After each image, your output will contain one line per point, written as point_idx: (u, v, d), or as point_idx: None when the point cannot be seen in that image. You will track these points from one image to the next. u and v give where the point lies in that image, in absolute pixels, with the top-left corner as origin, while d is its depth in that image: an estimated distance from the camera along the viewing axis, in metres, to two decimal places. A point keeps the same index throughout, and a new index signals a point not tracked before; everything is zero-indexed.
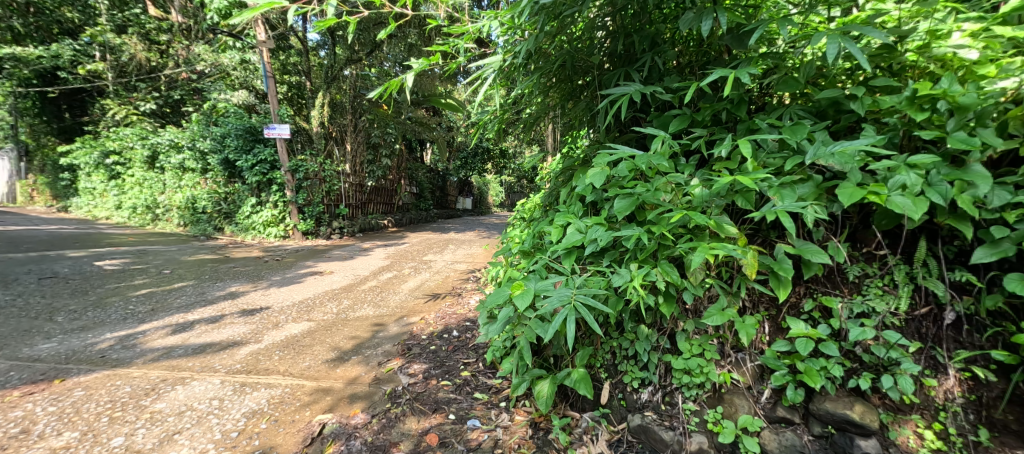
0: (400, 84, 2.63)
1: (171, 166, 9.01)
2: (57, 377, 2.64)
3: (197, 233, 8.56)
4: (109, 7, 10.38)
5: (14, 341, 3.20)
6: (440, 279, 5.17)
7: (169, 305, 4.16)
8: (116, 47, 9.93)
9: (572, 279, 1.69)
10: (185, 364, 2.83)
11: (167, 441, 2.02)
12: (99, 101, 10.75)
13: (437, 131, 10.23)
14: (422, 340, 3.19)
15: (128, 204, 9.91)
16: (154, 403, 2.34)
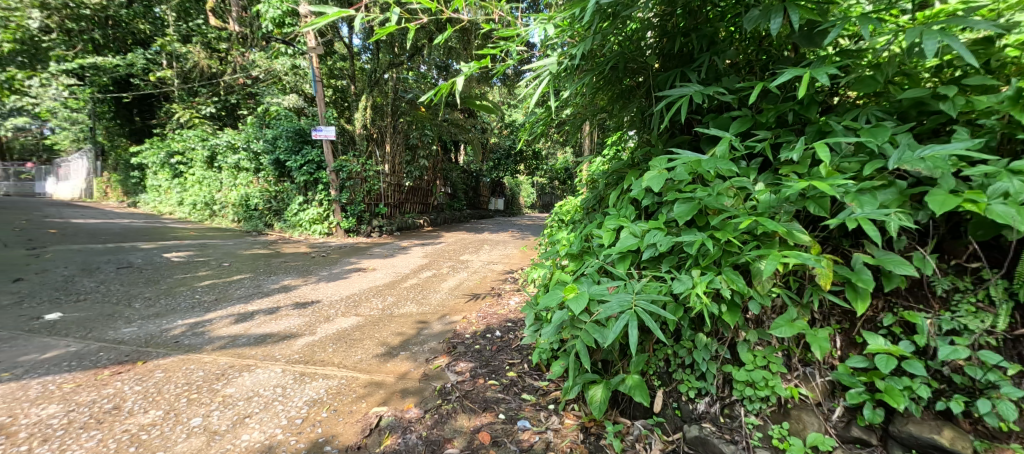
0: (450, 87, 2.65)
1: (228, 166, 9.56)
2: (139, 359, 2.85)
3: (249, 229, 9.04)
4: (176, 18, 11.10)
5: (102, 324, 3.48)
6: (478, 279, 5.22)
7: (230, 295, 4.41)
8: (182, 55, 10.61)
9: (629, 284, 1.68)
10: (249, 352, 2.99)
11: (240, 423, 2.14)
12: (166, 105, 11.60)
13: (472, 133, 10.40)
14: (466, 339, 3.23)
15: (189, 200, 10.59)
16: (226, 388, 2.48)
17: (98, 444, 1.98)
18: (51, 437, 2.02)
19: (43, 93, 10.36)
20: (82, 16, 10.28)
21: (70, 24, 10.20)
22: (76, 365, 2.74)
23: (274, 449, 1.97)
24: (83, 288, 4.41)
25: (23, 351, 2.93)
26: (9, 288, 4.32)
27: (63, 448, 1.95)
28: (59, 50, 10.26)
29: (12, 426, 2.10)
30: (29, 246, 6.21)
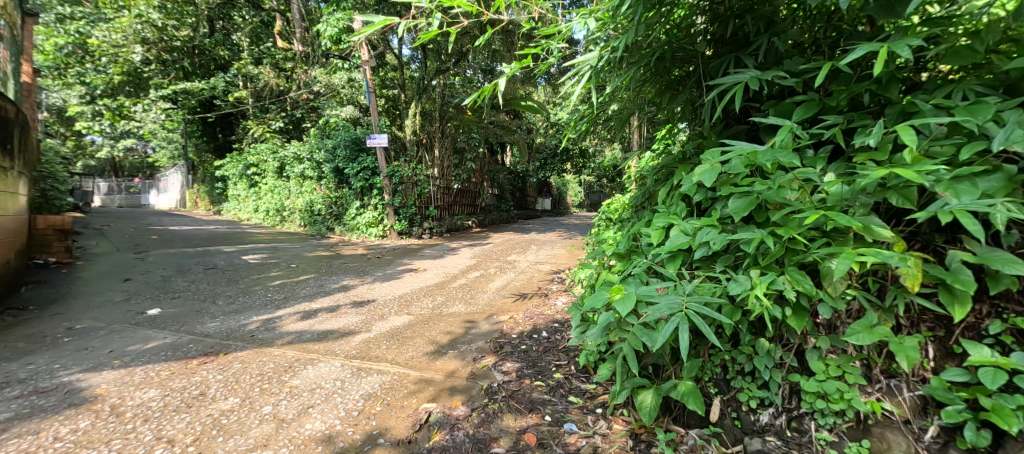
0: (492, 89, 2.64)
1: (295, 175, 10.19)
2: (221, 351, 3.09)
3: (314, 233, 9.59)
4: (248, 43, 12.04)
5: (193, 318, 3.83)
6: (525, 279, 5.19)
7: (297, 293, 4.67)
8: (254, 76, 11.46)
9: (680, 285, 1.59)
10: (313, 347, 3.15)
11: (304, 413, 2.27)
12: (242, 122, 12.58)
13: (518, 134, 10.42)
14: (513, 339, 3.21)
15: (262, 207, 11.43)
16: (292, 380, 2.63)
17: (187, 426, 2.17)
18: (150, 418, 2.24)
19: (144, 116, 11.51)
20: (173, 47, 11.25)
21: (164, 55, 11.27)
22: (172, 354, 3.03)
23: (333, 439, 2.07)
24: (178, 286, 4.88)
25: (130, 341, 3.29)
26: (120, 286, 4.83)
27: (159, 428, 2.16)
28: (157, 79, 11.36)
29: (121, 407, 2.36)
30: (136, 249, 6.95)
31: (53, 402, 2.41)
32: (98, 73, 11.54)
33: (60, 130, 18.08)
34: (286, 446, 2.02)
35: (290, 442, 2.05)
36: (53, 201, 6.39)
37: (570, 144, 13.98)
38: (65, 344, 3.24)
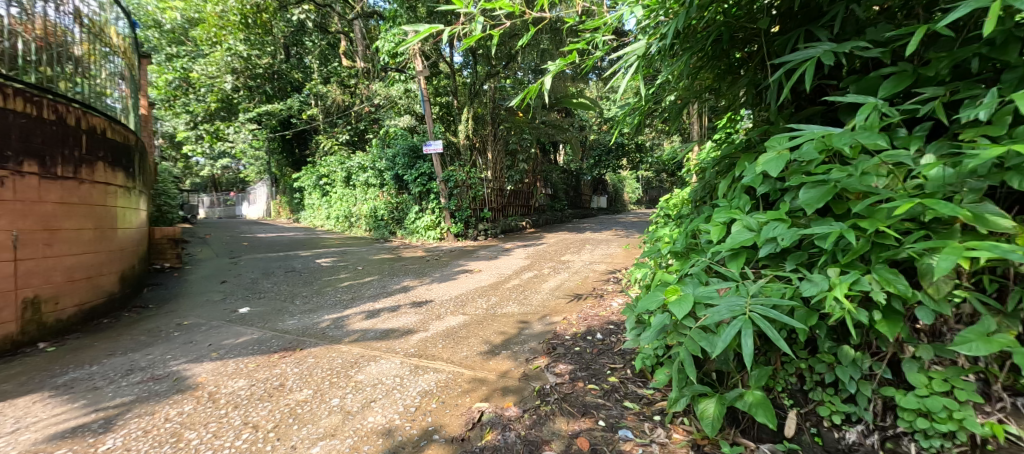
0: (538, 89, 2.57)
1: (360, 183, 10.74)
2: (297, 346, 3.28)
3: (378, 237, 10.05)
4: (318, 64, 12.90)
5: (273, 316, 4.12)
6: (579, 280, 5.07)
7: (362, 294, 4.89)
8: (324, 95, 12.27)
9: (744, 286, 1.46)
10: (375, 345, 3.26)
11: (367, 407, 2.36)
12: (314, 137, 13.49)
13: (571, 132, 10.26)
14: (566, 340, 3.12)
15: (333, 215, 12.16)
16: (357, 375, 2.74)
17: (267, 414, 2.32)
18: (239, 405, 2.43)
19: (237, 138, 12.72)
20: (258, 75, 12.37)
21: (250, 81, 12.38)
22: (259, 348, 3.27)
23: (392, 433, 2.13)
24: (263, 287, 5.28)
25: (225, 336, 3.59)
26: (218, 287, 5.31)
27: (245, 415, 2.33)
28: (245, 104, 12.57)
29: (216, 394, 2.57)
30: (231, 254, 7.63)
31: (165, 388, 2.69)
32: (194, 101, 12.90)
33: (168, 154, 20.48)
34: (351, 437, 2.11)
35: (354, 434, 2.13)
36: (166, 214, 7.21)
37: (624, 140, 13.58)
38: (174, 338, 3.60)
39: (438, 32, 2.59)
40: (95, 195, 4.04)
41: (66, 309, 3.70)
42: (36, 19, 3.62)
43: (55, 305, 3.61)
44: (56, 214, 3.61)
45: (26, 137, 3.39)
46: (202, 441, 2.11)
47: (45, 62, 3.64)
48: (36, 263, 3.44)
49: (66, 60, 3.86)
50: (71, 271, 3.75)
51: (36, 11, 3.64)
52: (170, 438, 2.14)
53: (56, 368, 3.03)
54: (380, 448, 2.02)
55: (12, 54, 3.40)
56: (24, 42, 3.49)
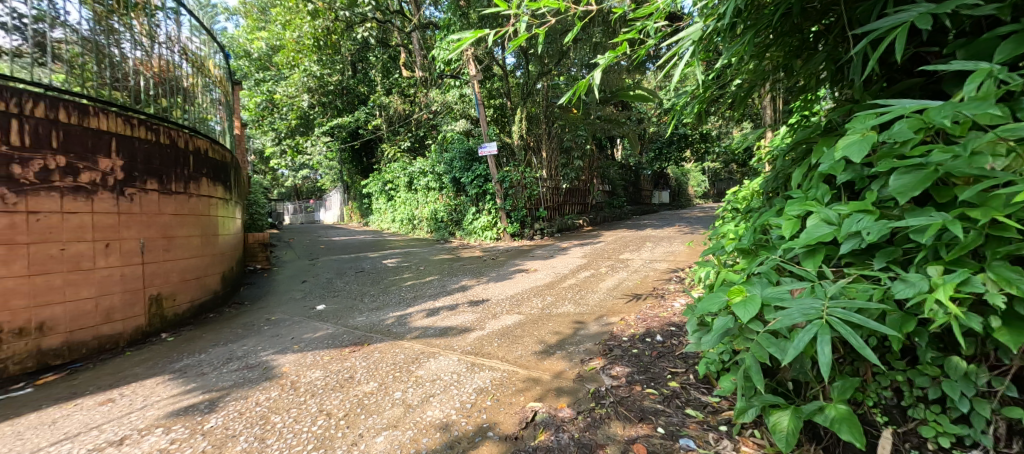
0: (587, 85, 2.47)
1: (421, 187, 11.12)
2: (365, 342, 3.43)
3: (438, 238, 10.33)
4: (381, 76, 13.57)
5: (345, 313, 4.35)
6: (639, 279, 4.87)
7: (423, 293, 5.03)
8: (387, 105, 12.86)
9: (821, 286, 1.31)
10: (435, 342, 3.32)
11: (426, 401, 2.40)
12: (379, 146, 14.20)
13: (628, 125, 9.92)
14: (624, 342, 3.00)
15: (397, 218, 12.69)
16: (418, 370, 2.80)
17: (339, 403, 2.44)
18: (316, 394, 2.57)
19: (314, 150, 13.72)
20: (330, 91, 13.27)
21: (323, 98, 13.31)
22: (333, 342, 3.46)
23: (449, 427, 2.15)
24: (337, 286, 5.60)
25: (306, 330, 3.84)
26: (299, 286, 5.69)
27: (321, 402, 2.47)
28: (320, 118, 13.54)
29: (298, 383, 2.75)
30: (310, 256, 8.22)
31: (257, 376, 2.90)
32: (276, 119, 14.10)
33: (257, 168, 22.65)
34: (411, 429, 2.15)
35: (414, 426, 2.18)
36: (257, 222, 7.96)
37: (688, 131, 12.94)
38: (264, 331, 3.89)
39: (484, 36, 2.57)
40: (201, 205, 4.46)
41: (182, 304, 4.10)
42: (154, 58, 4.07)
43: (174, 301, 4.02)
44: (172, 223, 4.02)
45: (149, 160, 3.80)
46: (285, 424, 2.26)
47: (162, 95, 4.08)
48: (158, 265, 3.85)
49: (177, 92, 4.33)
50: (185, 272, 4.16)
51: (154, 51, 4.09)
52: (260, 420, 2.32)
53: (174, 355, 3.38)
54: (436, 442, 2.04)
55: (137, 90, 3.83)
56: (145, 79, 3.92)
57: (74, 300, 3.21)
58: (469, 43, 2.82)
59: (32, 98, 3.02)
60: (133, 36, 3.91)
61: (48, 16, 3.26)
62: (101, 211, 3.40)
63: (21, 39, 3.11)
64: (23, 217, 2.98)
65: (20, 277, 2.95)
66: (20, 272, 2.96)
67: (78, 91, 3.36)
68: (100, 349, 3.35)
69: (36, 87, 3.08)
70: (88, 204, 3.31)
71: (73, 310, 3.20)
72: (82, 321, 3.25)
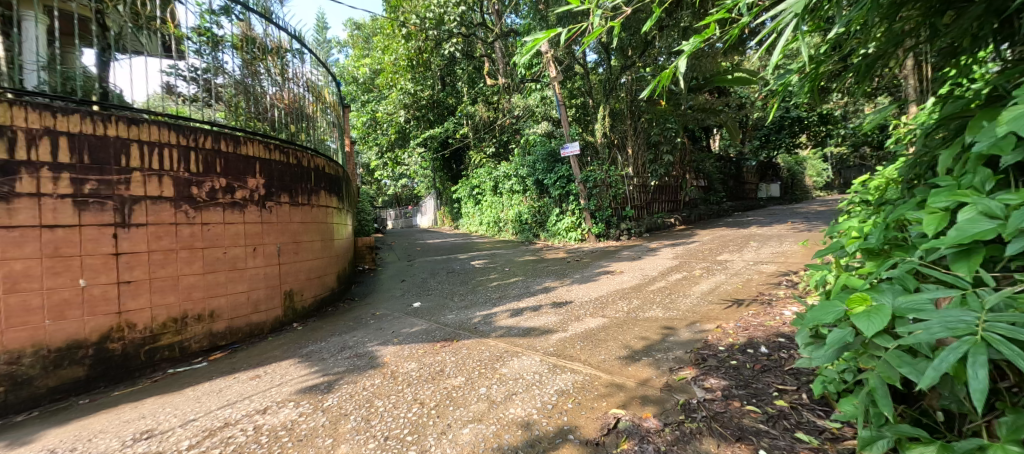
0: (673, 73, 2.26)
1: (506, 190, 11.32)
2: (452, 338, 3.54)
3: (524, 240, 10.41)
4: (467, 87, 14.14)
5: (436, 310, 4.55)
6: (739, 283, 4.44)
7: (508, 293, 5.07)
8: (473, 114, 13.33)
9: (977, 296, 1.07)
10: (518, 341, 3.31)
11: (509, 399, 2.39)
12: (467, 152, 14.77)
13: (726, 114, 9.12)
14: (720, 352, 2.74)
15: (484, 220, 13.03)
16: (502, 368, 2.81)
17: (431, 394, 2.53)
18: (411, 383, 2.70)
19: (410, 161, 14.66)
20: (422, 105, 14.14)
21: (416, 112, 14.23)
22: (425, 337, 3.62)
23: (530, 426, 2.12)
24: (429, 285, 5.88)
25: (402, 325, 4.07)
26: (398, 284, 6.08)
27: (415, 392, 2.58)
28: (416, 131, 14.50)
29: (397, 372, 2.90)
30: (408, 257, 8.78)
31: (362, 364, 3.13)
32: (379, 134, 15.39)
33: (364, 179, 24.90)
34: (495, 425, 2.16)
35: (498, 421, 2.18)
36: (365, 227, 8.73)
37: (804, 114, 11.44)
38: (369, 324, 4.20)
39: (560, 36, 2.50)
40: (321, 214, 4.95)
41: (309, 298, 4.59)
42: (286, 92, 4.60)
43: (303, 295, 4.50)
44: (300, 230, 4.51)
45: (283, 177, 4.30)
46: (385, 409, 2.40)
47: (290, 121, 4.62)
48: (292, 265, 4.34)
49: (302, 118, 4.85)
50: (311, 271, 4.65)
51: (287, 86, 4.62)
52: (366, 403, 2.49)
53: (303, 341, 3.79)
54: (517, 439, 2.02)
55: (273, 120, 4.37)
56: (279, 110, 4.46)
57: (232, 293, 3.72)
58: (541, 42, 2.71)
59: (203, 133, 3.59)
60: (271, 77, 4.43)
61: (214, 67, 3.86)
62: (250, 221, 3.92)
63: (197, 88, 3.71)
64: (199, 228, 3.52)
65: (198, 274, 3.49)
66: (198, 270, 3.50)
67: (233, 125, 3.91)
68: (251, 334, 3.85)
69: (205, 124, 3.65)
70: (241, 216, 3.83)
71: (232, 301, 3.72)
72: (239, 311, 3.76)
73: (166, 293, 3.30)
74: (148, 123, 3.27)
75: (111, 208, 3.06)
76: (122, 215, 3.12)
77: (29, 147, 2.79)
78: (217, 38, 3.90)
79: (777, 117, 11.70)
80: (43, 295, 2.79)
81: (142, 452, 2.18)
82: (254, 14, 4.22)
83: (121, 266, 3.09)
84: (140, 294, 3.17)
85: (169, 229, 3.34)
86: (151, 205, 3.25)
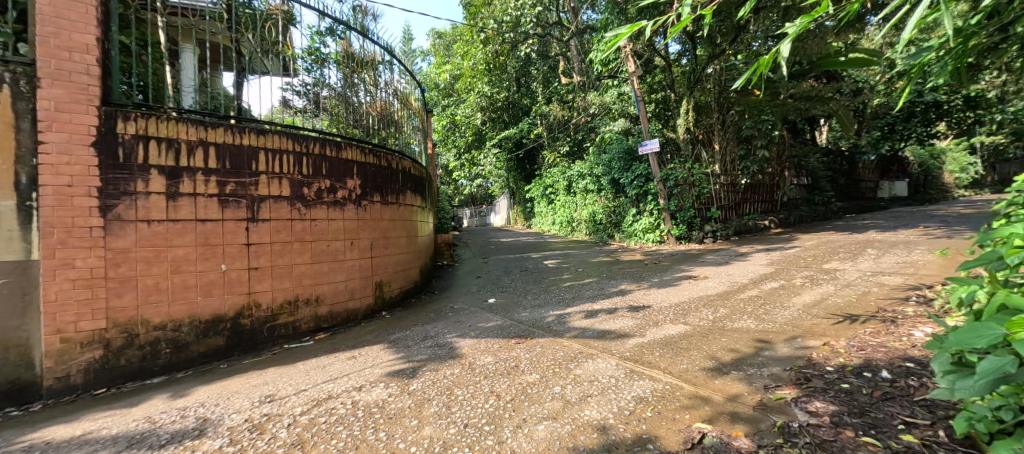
0: (774, 61, 2.01)
1: (580, 190, 11.18)
2: (526, 336, 3.53)
3: (598, 241, 10.17)
4: (541, 87, 14.03)
5: (511, 307, 4.58)
6: (852, 297, 3.92)
7: (582, 294, 4.97)
8: (547, 113, 13.27)
9: None
10: (594, 344, 3.22)
11: (584, 401, 2.31)
12: (540, 152, 14.75)
13: (835, 102, 8.10)
14: (826, 372, 2.43)
15: (558, 221, 12.92)
16: (576, 369, 2.74)
17: (507, 387, 2.54)
18: (488, 376, 2.73)
19: (485, 161, 15.08)
20: (498, 107, 14.41)
21: (492, 114, 14.57)
22: (499, 333, 3.65)
23: (607, 431, 2.03)
24: (503, 282, 5.96)
25: (478, 320, 4.16)
26: (474, 280, 6.24)
27: (492, 385, 2.60)
28: (491, 132, 14.82)
29: (474, 364, 2.96)
30: (483, 255, 8.99)
31: (442, 354, 3.23)
32: (457, 136, 15.94)
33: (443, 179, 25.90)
34: (569, 424, 2.10)
35: (573, 422, 2.12)
36: (444, 224, 9.09)
37: (941, 98, 9.75)
38: (448, 317, 4.35)
39: (641, 28, 2.36)
40: (407, 212, 5.21)
41: (395, 290, 4.86)
42: (378, 100, 4.89)
43: (391, 286, 4.78)
44: (390, 226, 4.78)
45: (377, 179, 4.59)
46: (465, 398, 2.45)
47: (381, 127, 4.91)
48: (382, 258, 4.62)
49: (391, 124, 5.14)
50: (398, 264, 4.91)
51: (379, 94, 4.91)
52: (447, 390, 2.56)
53: (391, 328, 4.02)
54: (593, 442, 1.95)
55: (367, 127, 4.69)
56: (372, 117, 4.76)
57: (334, 282, 4.05)
58: (625, 38, 2.53)
59: (312, 140, 3.93)
60: (365, 87, 4.73)
61: (320, 80, 4.22)
62: (350, 218, 4.23)
63: (305, 100, 4.08)
64: (309, 223, 3.88)
65: (307, 263, 3.84)
66: (308, 260, 3.85)
67: (334, 132, 4.25)
68: (348, 319, 4.17)
69: (313, 132, 4.00)
70: (342, 213, 4.15)
71: (334, 289, 4.05)
72: (339, 297, 4.09)
73: (283, 279, 3.68)
74: (272, 133, 3.66)
75: (245, 205, 3.48)
76: (251, 211, 3.52)
77: (189, 156, 3.24)
78: (323, 56, 4.25)
79: (904, 103, 10.05)
80: (196, 275, 3.25)
81: (266, 413, 2.43)
82: (353, 32, 4.53)
83: (251, 254, 3.50)
84: (264, 279, 3.57)
85: (286, 224, 3.71)
86: (272, 203, 3.64)
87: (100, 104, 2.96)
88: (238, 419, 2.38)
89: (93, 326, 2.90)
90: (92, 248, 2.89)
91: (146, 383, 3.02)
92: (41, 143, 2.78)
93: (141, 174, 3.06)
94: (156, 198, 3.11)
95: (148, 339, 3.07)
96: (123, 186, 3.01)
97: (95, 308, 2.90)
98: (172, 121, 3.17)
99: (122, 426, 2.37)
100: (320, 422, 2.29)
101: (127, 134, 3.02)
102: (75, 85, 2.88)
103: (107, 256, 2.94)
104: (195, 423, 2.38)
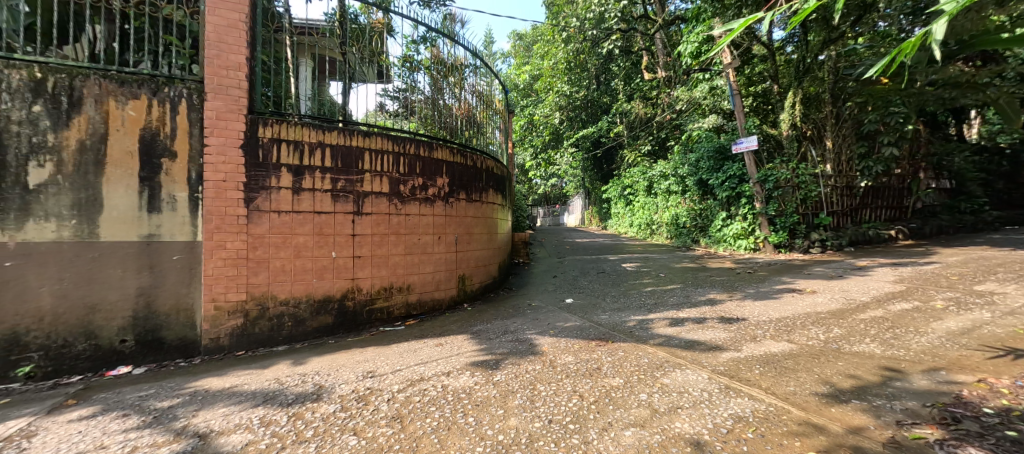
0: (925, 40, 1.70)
1: (661, 191, 10.69)
2: (607, 339, 3.44)
3: (679, 246, 9.55)
4: (622, 84, 13.35)
5: (591, 309, 4.50)
6: (1018, 328, 3.22)
7: (666, 300, 4.73)
8: (628, 111, 12.68)
9: None
10: (682, 353, 3.04)
11: (674, 412, 2.20)
12: (620, 152, 14.24)
13: (995, 90, 6.71)
14: (979, 416, 2.03)
15: (636, 222, 12.42)
16: (663, 378, 2.62)
17: (589, 389, 2.51)
18: (570, 375, 2.71)
19: (562, 161, 15.13)
20: (577, 105, 14.28)
21: (570, 113, 14.52)
22: (579, 334, 3.61)
23: (701, 447, 1.91)
24: (582, 283, 5.88)
25: (558, 319, 4.16)
26: (551, 279, 6.24)
27: (574, 384, 2.58)
28: (570, 131, 14.74)
29: (555, 362, 2.96)
30: (559, 255, 8.93)
31: (523, 349, 3.28)
32: (537, 135, 16.21)
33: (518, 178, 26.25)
34: (659, 434, 2.02)
35: (662, 432, 2.04)
36: (520, 222, 9.18)
37: None
38: (528, 313, 4.41)
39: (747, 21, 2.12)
40: (489, 210, 5.36)
41: (476, 284, 5.03)
42: (463, 102, 5.09)
43: (472, 280, 4.97)
44: (473, 223, 4.96)
45: (463, 177, 4.78)
46: (548, 394, 2.47)
47: (466, 127, 5.12)
48: (465, 253, 4.82)
49: (475, 125, 5.32)
50: (479, 260, 5.09)
51: (464, 97, 5.12)
52: (530, 385, 2.60)
53: (474, 320, 4.19)
54: None
55: (452, 128, 4.92)
56: (457, 118, 4.98)
57: (423, 273, 4.32)
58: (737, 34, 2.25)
59: (408, 141, 4.21)
60: (451, 90, 4.96)
61: (413, 86, 4.55)
62: (438, 214, 4.47)
63: (397, 104, 4.42)
64: (403, 218, 4.16)
65: (401, 254, 4.14)
66: (401, 251, 4.14)
67: (426, 133, 4.51)
68: (434, 308, 4.42)
69: (408, 133, 4.28)
70: (431, 209, 4.39)
71: (423, 279, 4.32)
72: (426, 288, 4.35)
73: (380, 268, 4.00)
74: (375, 135, 3.97)
75: (352, 200, 3.84)
76: (356, 205, 3.87)
77: (310, 156, 3.65)
78: (417, 63, 4.55)
79: None
80: (313, 260, 3.67)
81: (369, 387, 2.67)
82: (443, 38, 4.75)
83: (356, 244, 3.86)
84: (365, 266, 3.91)
85: (384, 217, 4.03)
86: (374, 199, 3.97)
87: (247, 112, 3.46)
88: (348, 389, 2.65)
89: (236, 298, 3.41)
90: (237, 232, 3.39)
91: (274, 349, 3.48)
92: (205, 145, 3.32)
93: (275, 172, 3.53)
94: (285, 192, 3.56)
95: (276, 313, 3.54)
96: (262, 182, 3.48)
97: (238, 283, 3.40)
98: (298, 126, 3.61)
99: (258, 384, 2.77)
100: (415, 401, 2.46)
101: (265, 137, 3.49)
102: (229, 97, 3.39)
103: (248, 240, 3.44)
104: (313, 388, 2.69)
